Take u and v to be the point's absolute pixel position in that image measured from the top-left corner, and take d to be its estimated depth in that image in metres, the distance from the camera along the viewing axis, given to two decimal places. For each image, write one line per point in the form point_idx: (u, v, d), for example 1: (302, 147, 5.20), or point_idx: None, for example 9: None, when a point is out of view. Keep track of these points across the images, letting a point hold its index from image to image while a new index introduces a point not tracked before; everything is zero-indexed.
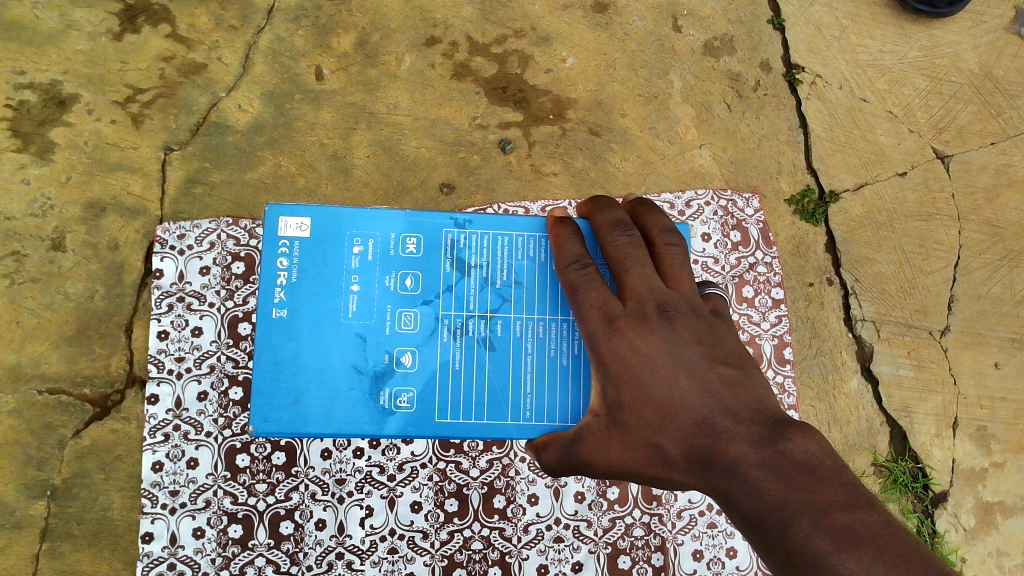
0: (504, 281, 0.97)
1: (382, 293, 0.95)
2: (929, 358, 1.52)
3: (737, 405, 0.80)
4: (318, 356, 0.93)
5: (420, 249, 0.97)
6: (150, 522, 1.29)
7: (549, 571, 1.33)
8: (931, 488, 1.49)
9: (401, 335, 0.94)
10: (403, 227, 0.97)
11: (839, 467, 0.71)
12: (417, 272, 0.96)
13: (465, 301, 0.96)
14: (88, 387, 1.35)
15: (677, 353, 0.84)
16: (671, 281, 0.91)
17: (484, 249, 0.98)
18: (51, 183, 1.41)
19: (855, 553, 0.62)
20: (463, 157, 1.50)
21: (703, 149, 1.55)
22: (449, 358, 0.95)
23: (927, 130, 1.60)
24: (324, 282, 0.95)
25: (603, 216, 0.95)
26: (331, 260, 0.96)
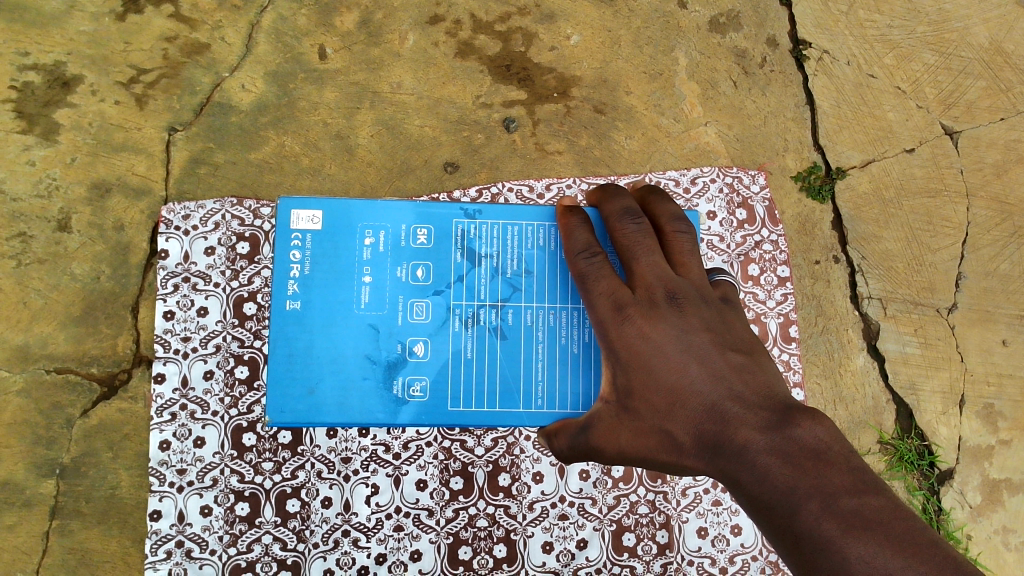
0: (515, 271, 1.01)
1: (393, 284, 1.00)
2: (936, 336, 1.51)
3: (745, 392, 0.81)
4: (332, 347, 0.98)
5: (430, 240, 1.02)
6: (158, 500, 1.30)
7: (554, 549, 1.33)
8: (938, 466, 1.49)
9: (413, 325, 0.99)
10: (414, 219, 1.02)
11: (849, 453, 0.71)
12: (428, 263, 1.01)
13: (476, 291, 1.01)
14: (95, 367, 1.36)
15: (685, 341, 0.85)
16: (680, 269, 0.92)
17: (494, 239, 1.02)
18: (56, 164, 1.41)
19: (861, 536, 0.62)
20: (467, 136, 1.50)
21: (709, 126, 1.54)
22: (460, 347, 0.99)
23: (936, 106, 1.59)
24: (338, 275, 0.99)
25: (612, 204, 0.96)
26: (343, 253, 1.00)
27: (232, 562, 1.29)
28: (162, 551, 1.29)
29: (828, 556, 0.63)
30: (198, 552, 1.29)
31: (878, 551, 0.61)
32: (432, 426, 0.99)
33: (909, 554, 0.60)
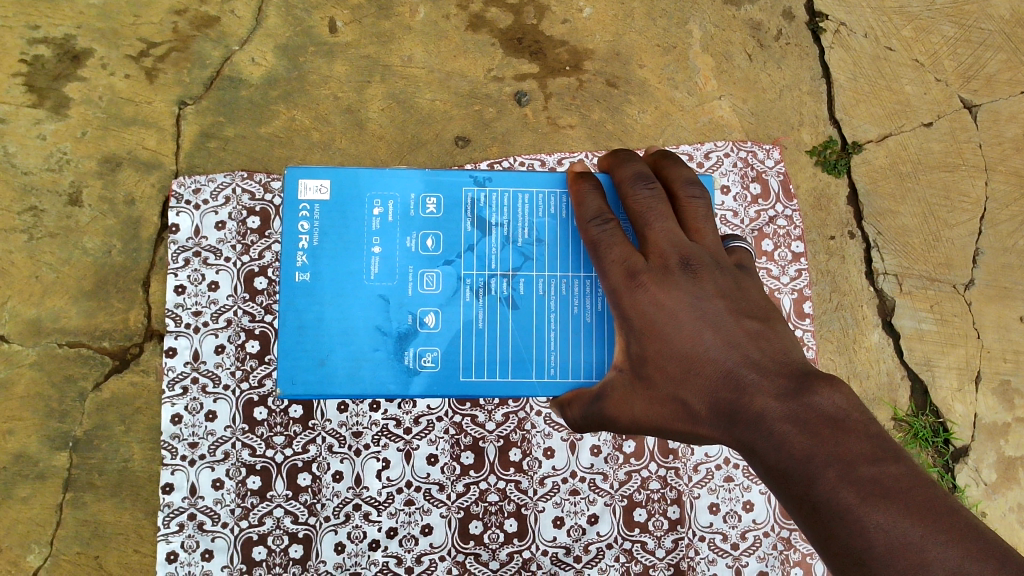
0: (526, 239, 1.00)
1: (403, 254, 0.99)
2: (952, 312, 1.49)
3: (761, 358, 0.80)
4: (342, 318, 0.98)
5: (440, 209, 1.00)
6: (171, 473, 1.30)
7: (565, 524, 1.33)
8: (953, 443, 1.48)
9: (424, 295, 0.99)
10: (422, 187, 1.01)
11: (867, 420, 0.70)
12: (438, 233, 1.00)
13: (487, 260, 1.00)
14: (107, 341, 1.37)
15: (700, 308, 0.84)
16: (693, 235, 0.91)
17: (504, 208, 1.01)
18: (67, 138, 1.41)
19: (880, 503, 0.62)
20: (479, 110, 1.49)
21: (723, 100, 1.53)
22: (471, 317, 0.99)
23: (955, 79, 1.56)
24: (347, 245, 0.99)
25: (624, 170, 0.94)
26: (351, 222, 0.99)
27: (244, 535, 1.30)
28: (175, 524, 1.29)
29: (846, 524, 0.62)
30: (210, 525, 1.29)
31: (898, 518, 0.60)
32: (444, 396, 0.99)
33: (929, 521, 0.59)
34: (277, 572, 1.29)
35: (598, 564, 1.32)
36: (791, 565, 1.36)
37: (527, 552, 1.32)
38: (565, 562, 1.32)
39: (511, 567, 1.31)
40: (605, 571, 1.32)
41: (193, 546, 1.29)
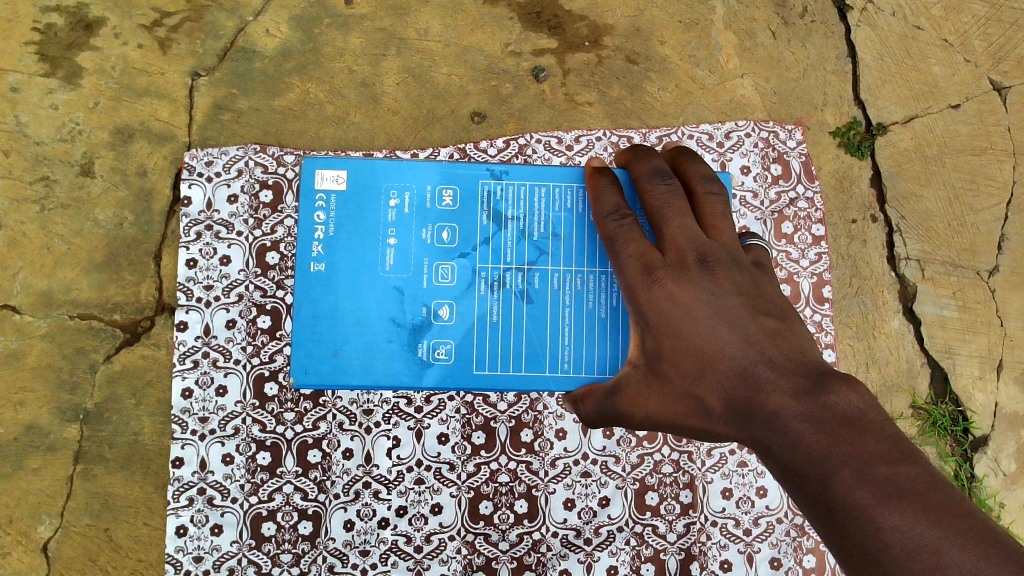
0: (542, 233, 1.04)
1: (419, 247, 1.06)
2: (975, 299, 1.46)
3: (778, 356, 0.79)
4: (357, 309, 1.05)
5: (456, 202, 1.07)
6: (180, 448, 1.30)
7: (576, 506, 1.32)
8: (972, 433, 1.44)
9: (439, 288, 1.05)
10: (439, 179, 1.07)
11: (884, 420, 0.69)
12: (454, 225, 1.06)
13: (502, 253, 1.05)
14: (118, 313, 1.36)
15: (717, 303, 0.83)
16: (711, 231, 0.90)
17: (520, 202, 1.06)
18: (79, 109, 1.40)
19: (897, 504, 0.61)
20: (496, 85, 1.46)
21: (745, 78, 1.49)
22: (485, 309, 1.05)
23: (984, 60, 1.52)
24: (368, 239, 1.06)
25: (641, 165, 0.93)
26: (368, 214, 1.06)
27: (253, 511, 1.29)
28: (184, 498, 1.29)
29: (862, 525, 0.61)
30: (220, 500, 1.29)
31: (915, 521, 0.59)
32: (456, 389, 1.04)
33: (947, 522, 0.58)
34: (286, 549, 1.29)
35: (609, 547, 1.31)
36: (804, 552, 1.34)
37: (536, 534, 1.31)
38: (576, 544, 1.31)
39: (521, 548, 1.30)
40: (615, 554, 1.31)
41: (202, 520, 1.28)
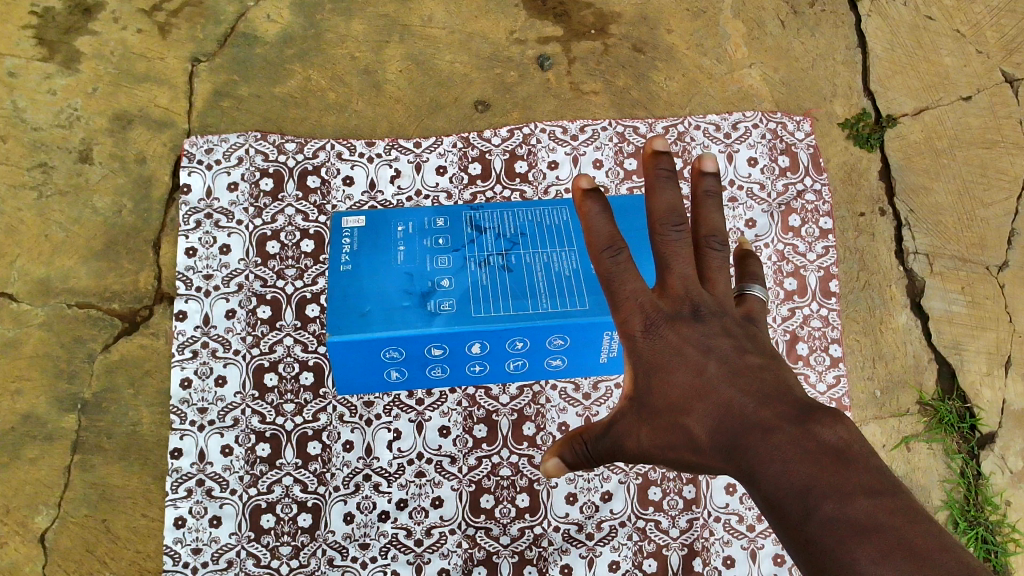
0: (521, 237, 1.07)
1: (423, 250, 1.05)
2: (985, 294, 1.43)
3: (768, 388, 0.71)
4: (377, 294, 1.01)
5: (447, 223, 1.08)
6: (179, 438, 1.28)
7: (578, 500, 1.30)
8: (978, 429, 1.40)
9: (441, 270, 1.03)
10: (431, 213, 1.09)
11: (870, 452, 0.61)
12: (445, 238, 1.07)
13: (491, 248, 1.06)
14: (117, 302, 1.34)
15: (709, 345, 0.77)
16: (709, 282, 0.83)
17: (498, 220, 1.09)
18: (78, 95, 1.39)
19: (873, 538, 0.53)
20: (500, 73, 1.46)
21: (753, 68, 1.49)
22: (500, 297, 1.02)
23: (996, 51, 1.51)
24: (381, 246, 1.05)
25: (659, 195, 0.83)
26: (381, 242, 1.05)
27: (252, 503, 1.26)
28: (182, 489, 1.26)
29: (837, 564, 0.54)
30: (218, 491, 1.26)
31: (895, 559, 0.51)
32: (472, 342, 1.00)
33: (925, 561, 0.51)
34: (285, 541, 1.26)
35: (611, 542, 1.29)
36: None
37: (538, 528, 1.29)
38: (578, 539, 1.29)
39: (523, 543, 1.28)
40: (618, 549, 1.29)
41: (201, 512, 1.25)
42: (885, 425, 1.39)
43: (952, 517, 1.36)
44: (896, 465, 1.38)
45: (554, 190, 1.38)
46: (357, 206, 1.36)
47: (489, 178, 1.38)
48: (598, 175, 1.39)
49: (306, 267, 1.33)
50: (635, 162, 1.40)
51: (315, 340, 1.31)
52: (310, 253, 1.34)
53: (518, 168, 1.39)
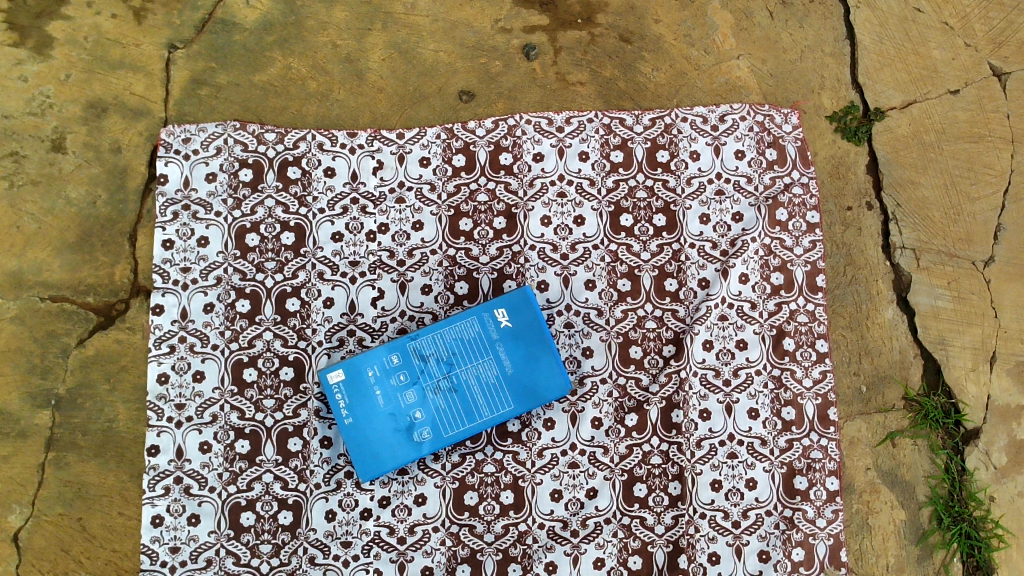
0: (466, 339, 1.25)
1: (390, 376, 1.24)
2: (970, 289, 1.43)
3: None
4: (371, 431, 1.22)
5: (404, 358, 1.25)
6: (156, 435, 1.25)
7: (563, 497, 1.28)
8: (964, 425, 1.40)
9: (410, 386, 1.24)
10: (387, 354, 1.24)
11: None
12: (403, 355, 1.25)
13: (442, 353, 1.25)
14: (92, 296, 1.31)
15: None
16: None
17: (445, 332, 1.26)
18: (50, 81, 1.35)
19: None
20: (484, 62, 1.44)
21: (741, 59, 1.47)
22: (476, 413, 1.24)
23: (984, 44, 1.50)
24: (359, 394, 1.23)
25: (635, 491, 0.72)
26: (359, 388, 1.23)
27: (232, 500, 1.24)
28: (160, 487, 1.23)
29: None
30: (197, 489, 1.24)
31: None
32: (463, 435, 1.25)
33: None
34: (265, 539, 1.24)
35: (596, 539, 1.28)
36: (793, 545, 1.30)
37: (522, 525, 1.27)
38: (562, 536, 1.28)
39: (507, 540, 1.27)
40: (602, 546, 1.28)
41: (179, 510, 1.23)
42: (870, 421, 1.39)
43: (936, 513, 1.37)
44: (881, 461, 1.38)
45: (539, 183, 1.36)
46: (338, 198, 1.34)
47: (474, 170, 1.36)
48: (584, 169, 1.38)
49: (286, 260, 1.31)
50: (621, 154, 1.38)
51: (296, 335, 1.29)
52: (290, 246, 1.31)
53: (503, 161, 1.37)
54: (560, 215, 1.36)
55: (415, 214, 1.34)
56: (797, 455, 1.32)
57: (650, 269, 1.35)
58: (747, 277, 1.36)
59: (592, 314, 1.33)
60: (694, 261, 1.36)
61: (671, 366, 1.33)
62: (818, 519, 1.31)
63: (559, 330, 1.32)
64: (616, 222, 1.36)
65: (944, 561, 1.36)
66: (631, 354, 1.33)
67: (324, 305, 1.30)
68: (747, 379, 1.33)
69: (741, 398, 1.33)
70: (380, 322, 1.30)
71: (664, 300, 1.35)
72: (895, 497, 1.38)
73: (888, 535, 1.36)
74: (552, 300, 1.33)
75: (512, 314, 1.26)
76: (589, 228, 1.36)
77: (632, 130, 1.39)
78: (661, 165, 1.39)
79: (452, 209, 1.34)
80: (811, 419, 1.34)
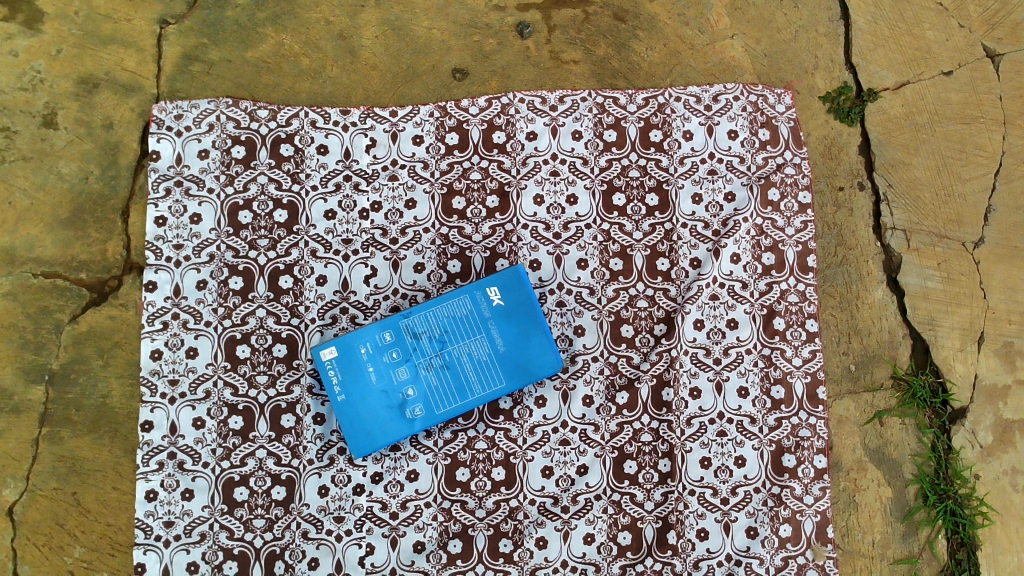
0: (458, 317, 1.26)
1: (382, 352, 1.25)
2: (960, 270, 1.44)
3: None
4: (363, 407, 1.23)
5: (395, 335, 1.25)
6: (149, 411, 1.25)
7: (554, 473, 1.30)
8: (951, 404, 1.42)
9: (402, 362, 1.25)
10: (379, 332, 1.25)
11: None
12: (395, 333, 1.25)
13: (435, 330, 1.26)
14: (84, 272, 1.31)
15: None
16: None
17: (437, 310, 1.26)
18: (40, 56, 1.35)
19: None
20: (477, 40, 1.43)
21: (735, 39, 1.47)
22: (468, 390, 1.25)
23: (978, 25, 1.50)
24: (352, 371, 1.24)
25: None
26: (351, 364, 1.24)
27: (226, 476, 1.25)
28: (154, 462, 1.24)
29: None
30: (191, 464, 1.25)
31: None
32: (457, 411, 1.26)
33: None
34: (259, 514, 1.25)
35: (586, 515, 1.29)
36: (781, 521, 1.32)
37: (513, 501, 1.28)
38: (553, 512, 1.29)
39: (498, 516, 1.28)
40: (592, 522, 1.29)
41: (173, 485, 1.24)
42: (859, 400, 1.40)
43: (922, 491, 1.39)
44: (869, 439, 1.40)
45: (533, 162, 1.37)
46: (331, 175, 1.34)
47: (467, 149, 1.36)
48: (577, 148, 1.38)
49: (279, 237, 1.31)
50: (614, 134, 1.38)
51: (289, 312, 1.29)
52: (283, 223, 1.31)
53: (496, 140, 1.37)
54: (553, 193, 1.36)
55: (408, 192, 1.34)
56: (786, 433, 1.34)
57: (642, 248, 1.36)
58: (739, 257, 1.36)
59: (584, 293, 1.34)
60: (686, 241, 1.37)
61: (661, 345, 1.33)
62: (805, 496, 1.33)
63: (551, 308, 1.33)
64: (609, 201, 1.37)
65: (929, 538, 1.38)
66: (623, 333, 1.33)
67: (317, 283, 1.30)
68: (738, 358, 1.34)
69: (731, 376, 1.34)
70: (373, 300, 1.31)
71: (656, 279, 1.35)
72: (882, 475, 1.39)
73: (875, 512, 1.38)
74: (544, 278, 1.34)
75: (505, 292, 1.26)
76: (582, 208, 1.36)
77: (626, 110, 1.39)
78: (654, 144, 1.39)
79: (445, 187, 1.35)
80: (800, 398, 1.35)
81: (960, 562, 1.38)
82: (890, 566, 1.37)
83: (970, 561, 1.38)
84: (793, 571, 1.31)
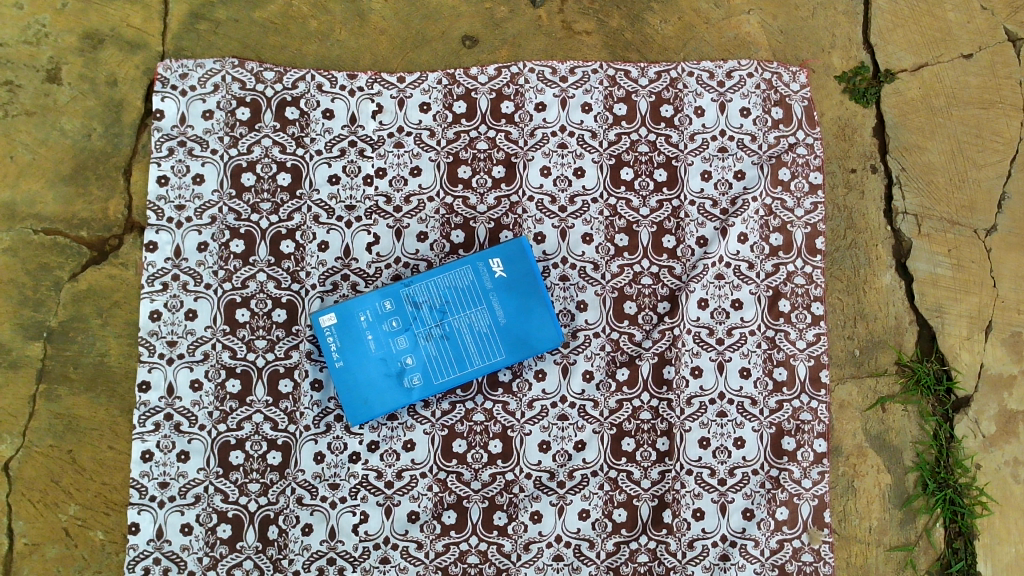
0: (459, 288, 1.25)
1: (381, 320, 1.24)
2: (970, 257, 1.42)
3: None
4: (360, 374, 1.22)
5: (395, 303, 1.24)
6: (147, 371, 1.25)
7: (551, 448, 1.29)
8: (955, 393, 1.40)
9: (400, 331, 1.24)
10: (380, 300, 1.24)
11: None
12: (394, 301, 1.24)
13: (435, 301, 1.25)
14: (85, 230, 1.30)
15: None
16: None
17: (438, 282, 1.25)
18: (45, 10, 1.33)
19: None
20: (489, 7, 1.41)
21: (752, 14, 1.45)
22: (467, 361, 1.24)
23: (1001, 9, 1.47)
24: (351, 338, 1.23)
25: None
26: (350, 331, 1.23)
27: (221, 439, 1.24)
28: (151, 423, 1.24)
29: None
30: (187, 426, 1.24)
31: None
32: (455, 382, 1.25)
33: None
34: (254, 478, 1.24)
35: (582, 491, 1.28)
36: (778, 504, 1.31)
37: (509, 474, 1.28)
38: (549, 486, 1.28)
39: (493, 488, 1.27)
40: (588, 498, 1.28)
41: (169, 446, 1.24)
42: (862, 385, 1.39)
43: (921, 478, 1.37)
44: (870, 425, 1.38)
45: (541, 133, 1.35)
46: (336, 140, 1.32)
47: (474, 118, 1.34)
48: (586, 121, 1.36)
49: (281, 202, 1.29)
50: (624, 107, 1.36)
51: (289, 277, 1.28)
52: (286, 187, 1.30)
53: (505, 109, 1.35)
54: (560, 166, 1.34)
55: (413, 159, 1.32)
56: (786, 416, 1.33)
57: (648, 225, 1.34)
58: (746, 237, 1.35)
59: (588, 268, 1.32)
60: (694, 219, 1.35)
61: (665, 323, 1.32)
62: (804, 480, 1.32)
63: (554, 282, 1.32)
64: (616, 175, 1.35)
65: (926, 526, 1.37)
66: (626, 310, 1.32)
67: (318, 249, 1.29)
68: (741, 339, 1.33)
69: (733, 357, 1.33)
70: (374, 269, 1.29)
71: (661, 257, 1.33)
72: (882, 461, 1.38)
73: (873, 498, 1.37)
74: (548, 252, 1.32)
75: (508, 264, 1.25)
76: (589, 181, 1.34)
77: (637, 83, 1.37)
78: (664, 119, 1.37)
79: (451, 156, 1.33)
80: (803, 380, 1.33)
81: (957, 551, 1.37)
82: (885, 553, 1.36)
83: (966, 550, 1.37)
84: (787, 553, 1.31)
